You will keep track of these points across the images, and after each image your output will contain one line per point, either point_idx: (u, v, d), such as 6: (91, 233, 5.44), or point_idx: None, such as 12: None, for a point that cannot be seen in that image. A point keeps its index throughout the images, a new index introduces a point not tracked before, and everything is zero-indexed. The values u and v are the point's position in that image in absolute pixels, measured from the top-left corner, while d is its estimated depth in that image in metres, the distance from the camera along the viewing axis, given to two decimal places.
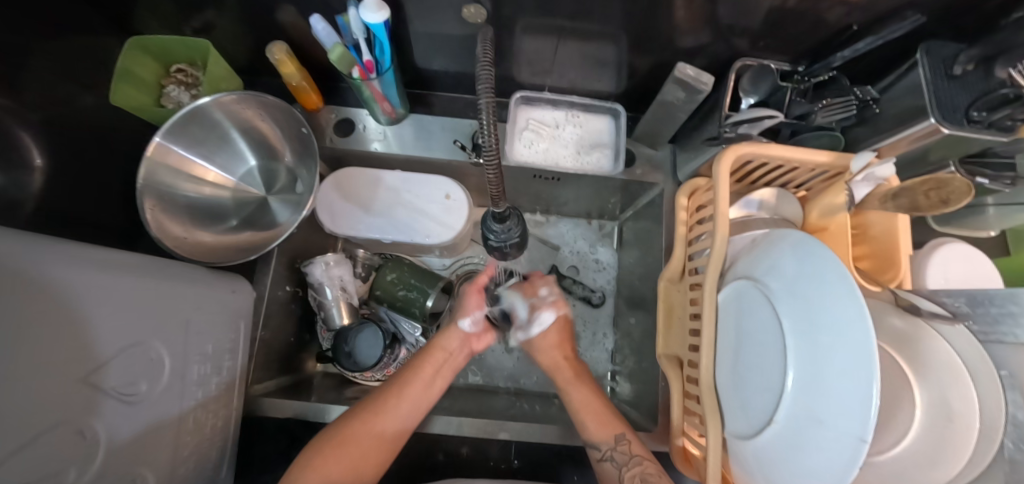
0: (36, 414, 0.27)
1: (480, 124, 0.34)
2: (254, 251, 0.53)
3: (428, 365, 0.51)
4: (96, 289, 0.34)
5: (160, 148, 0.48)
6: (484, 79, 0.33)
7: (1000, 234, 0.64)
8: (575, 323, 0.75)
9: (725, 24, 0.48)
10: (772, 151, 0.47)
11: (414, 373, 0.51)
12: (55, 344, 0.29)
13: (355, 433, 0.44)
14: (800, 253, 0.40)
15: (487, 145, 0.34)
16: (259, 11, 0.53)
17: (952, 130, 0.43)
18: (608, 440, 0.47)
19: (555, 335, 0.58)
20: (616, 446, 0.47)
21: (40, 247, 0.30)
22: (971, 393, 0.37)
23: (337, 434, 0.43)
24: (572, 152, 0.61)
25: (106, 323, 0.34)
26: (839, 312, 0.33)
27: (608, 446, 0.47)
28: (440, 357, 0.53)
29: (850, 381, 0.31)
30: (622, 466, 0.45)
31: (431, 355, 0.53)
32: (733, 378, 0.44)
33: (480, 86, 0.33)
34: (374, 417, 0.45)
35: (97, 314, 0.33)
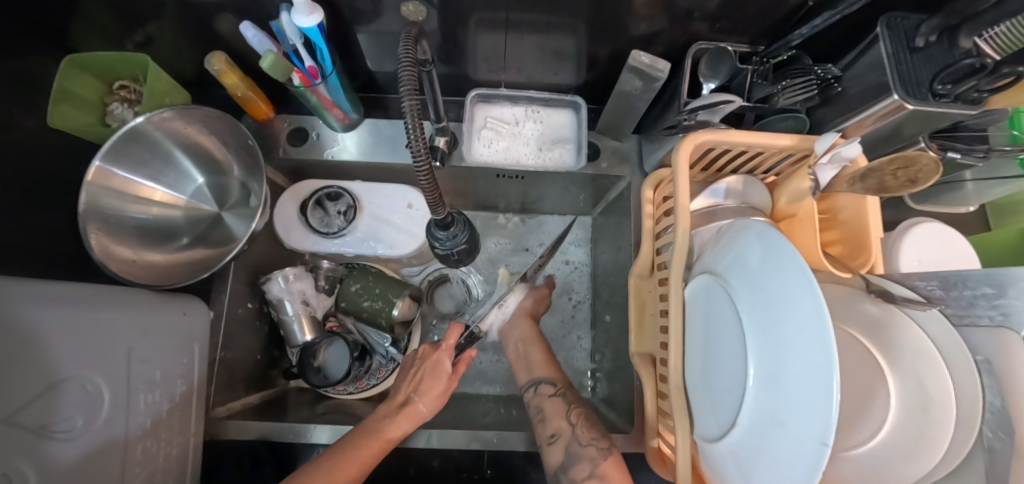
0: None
1: (406, 128, 0.32)
2: (206, 269, 0.51)
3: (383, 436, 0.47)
4: (12, 324, 0.32)
5: (100, 171, 0.46)
6: (407, 80, 0.32)
7: (979, 209, 0.63)
8: (551, 322, 0.74)
9: (677, 6, 0.45)
10: (733, 137, 0.45)
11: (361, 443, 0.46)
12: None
13: None
14: (763, 247, 0.38)
15: (417, 152, 0.32)
16: (196, 19, 0.51)
17: (917, 106, 0.41)
18: (553, 381, 0.57)
19: (529, 304, 0.65)
20: (561, 389, 0.56)
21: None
22: (947, 382, 0.36)
23: None
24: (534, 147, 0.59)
25: (29, 360, 0.32)
26: (798, 306, 0.32)
27: (559, 386, 0.56)
28: (394, 433, 0.48)
29: (810, 380, 0.29)
30: (569, 403, 0.54)
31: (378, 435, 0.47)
32: (702, 379, 0.42)
33: (404, 86, 0.32)
34: None
35: (17, 353, 0.31)
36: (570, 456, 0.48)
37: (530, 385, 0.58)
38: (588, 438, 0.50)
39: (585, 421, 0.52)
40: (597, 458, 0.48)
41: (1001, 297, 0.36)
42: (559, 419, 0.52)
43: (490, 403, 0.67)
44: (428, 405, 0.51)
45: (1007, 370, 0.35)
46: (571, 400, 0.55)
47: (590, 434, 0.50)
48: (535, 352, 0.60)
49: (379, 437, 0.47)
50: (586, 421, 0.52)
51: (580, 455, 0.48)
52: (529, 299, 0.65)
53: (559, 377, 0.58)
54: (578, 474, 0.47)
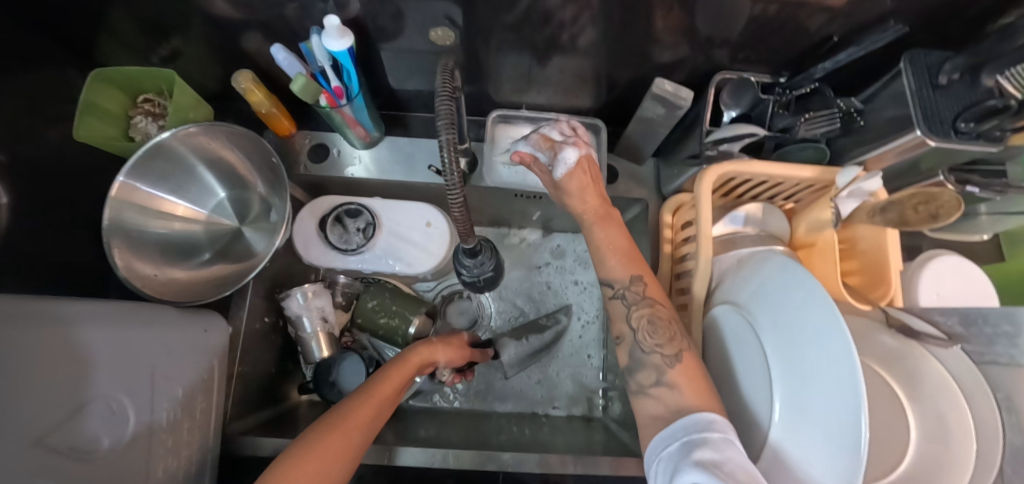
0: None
1: (440, 148, 0.32)
2: (229, 286, 0.51)
3: (408, 368, 0.49)
4: (32, 347, 0.32)
5: (125, 187, 0.46)
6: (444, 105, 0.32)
7: (993, 238, 0.63)
8: (564, 339, 0.74)
9: (701, 35, 0.46)
10: (755, 168, 0.46)
11: (392, 371, 0.47)
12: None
13: (350, 420, 0.39)
14: (787, 280, 0.38)
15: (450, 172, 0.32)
16: (225, 36, 0.52)
17: (939, 143, 0.41)
18: (623, 279, 0.42)
19: (584, 177, 0.45)
20: (629, 285, 0.42)
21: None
22: (967, 416, 0.36)
23: (316, 435, 0.36)
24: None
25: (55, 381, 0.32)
26: (823, 347, 0.32)
27: (621, 284, 0.42)
28: (413, 365, 0.50)
29: (836, 420, 0.29)
30: (631, 305, 0.42)
31: (405, 360, 0.49)
32: (726, 407, 0.42)
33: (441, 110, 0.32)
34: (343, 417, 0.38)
35: (43, 374, 0.32)
36: (634, 362, 0.40)
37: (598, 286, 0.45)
38: (652, 344, 0.40)
39: (650, 327, 0.40)
40: (663, 365, 0.38)
41: (1020, 337, 0.36)
42: (621, 322, 0.42)
43: (502, 420, 0.67)
44: (445, 353, 0.56)
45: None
46: (635, 300, 0.42)
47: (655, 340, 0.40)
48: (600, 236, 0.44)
49: (406, 362, 0.49)
50: (650, 325, 0.40)
51: (644, 361, 0.39)
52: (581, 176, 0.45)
53: (632, 270, 0.42)
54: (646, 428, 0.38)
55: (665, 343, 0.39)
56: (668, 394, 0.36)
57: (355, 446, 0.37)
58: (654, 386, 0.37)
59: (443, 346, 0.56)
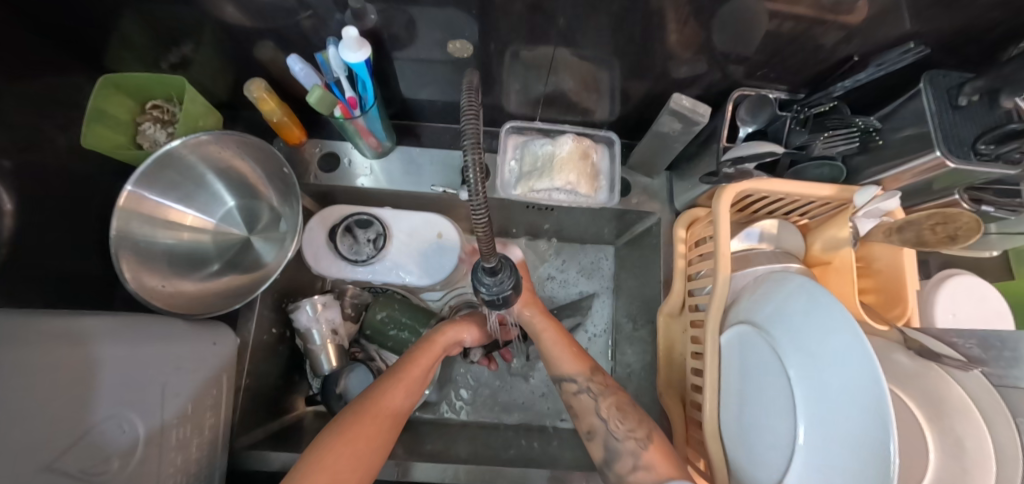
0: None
1: (464, 156, 0.30)
2: (239, 299, 0.50)
3: (433, 352, 0.49)
4: (48, 366, 0.31)
5: (133, 196, 0.45)
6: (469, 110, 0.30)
7: (1003, 255, 0.63)
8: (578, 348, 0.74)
9: (720, 51, 0.46)
10: (774, 185, 0.46)
11: (418, 354, 0.48)
12: (7, 433, 0.27)
13: (378, 405, 0.42)
14: (803, 304, 0.38)
15: (473, 181, 0.30)
16: (237, 44, 0.51)
17: (958, 164, 0.41)
18: (582, 373, 0.49)
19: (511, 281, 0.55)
20: (590, 377, 0.49)
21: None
22: (988, 443, 0.35)
23: (346, 420, 0.40)
24: (565, 181, 0.54)
25: (68, 400, 0.32)
26: (849, 373, 0.31)
27: (583, 378, 0.49)
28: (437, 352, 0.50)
29: (863, 447, 0.29)
30: (597, 397, 0.48)
31: (431, 342, 0.50)
32: (741, 429, 0.42)
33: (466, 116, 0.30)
34: (376, 400, 0.42)
35: (57, 394, 0.31)
36: (610, 452, 0.44)
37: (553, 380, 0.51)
38: (625, 431, 0.45)
39: (619, 413, 0.46)
40: (638, 449, 0.43)
41: None
42: (591, 415, 0.47)
43: (510, 433, 0.67)
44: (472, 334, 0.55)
45: None
46: (600, 391, 0.48)
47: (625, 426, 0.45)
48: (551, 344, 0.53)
49: (432, 343, 0.50)
50: (619, 412, 0.46)
51: (619, 450, 0.44)
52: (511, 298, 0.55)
53: (585, 363, 0.50)
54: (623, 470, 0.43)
55: (636, 426, 0.44)
56: (647, 476, 0.41)
57: (388, 429, 0.41)
58: (632, 473, 0.42)
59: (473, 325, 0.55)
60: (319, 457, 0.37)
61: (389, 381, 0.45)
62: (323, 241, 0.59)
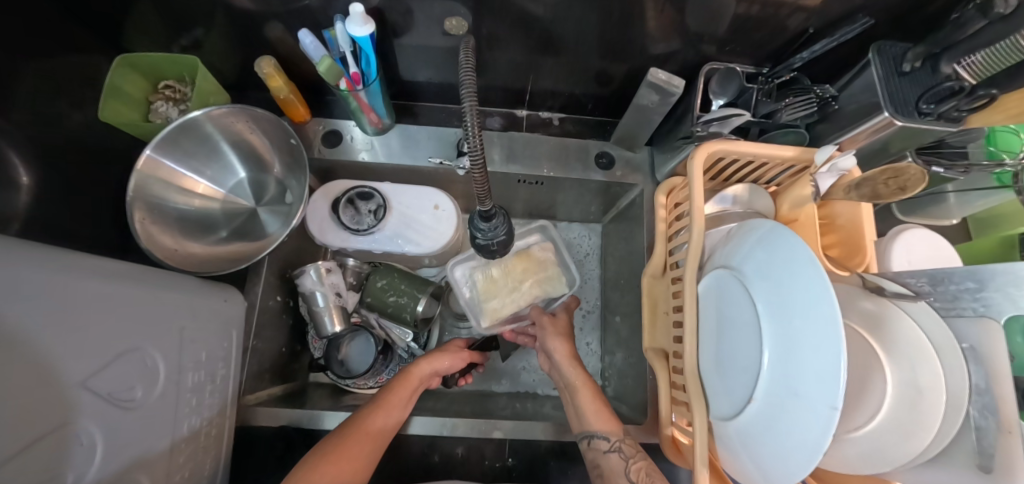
0: (25, 424, 0.27)
1: (466, 130, 0.35)
2: (246, 260, 0.54)
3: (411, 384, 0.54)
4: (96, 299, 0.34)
5: (150, 161, 0.49)
6: (468, 86, 0.36)
7: (961, 222, 0.68)
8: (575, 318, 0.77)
9: (692, 29, 0.51)
10: (741, 147, 0.50)
11: (396, 385, 0.53)
12: (51, 350, 0.30)
13: (363, 429, 0.47)
14: (768, 242, 0.42)
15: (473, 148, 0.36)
16: (247, 26, 0.55)
17: (904, 123, 0.46)
18: (615, 431, 0.48)
19: (564, 346, 0.58)
20: (622, 437, 0.48)
21: (29, 253, 0.30)
22: (938, 370, 0.40)
23: (332, 442, 0.45)
24: (530, 299, 0.63)
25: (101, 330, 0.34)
26: (806, 290, 0.36)
27: (615, 437, 0.48)
28: (414, 385, 0.54)
29: (818, 354, 0.33)
30: (629, 458, 0.46)
31: (407, 375, 0.55)
32: (715, 364, 0.46)
33: (466, 93, 0.36)
34: (365, 421, 0.48)
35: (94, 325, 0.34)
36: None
37: (583, 436, 0.50)
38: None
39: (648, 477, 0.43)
40: None
41: (984, 291, 0.41)
42: (618, 476, 0.45)
43: (507, 399, 0.70)
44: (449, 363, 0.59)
45: (990, 354, 0.39)
46: (632, 453, 0.46)
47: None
48: (586, 404, 0.52)
49: (409, 376, 0.55)
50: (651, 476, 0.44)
51: None
52: (560, 338, 0.59)
53: (616, 425, 0.50)
54: None
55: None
56: None
57: (368, 456, 0.45)
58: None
59: (447, 354, 0.59)
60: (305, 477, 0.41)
61: (372, 410, 0.49)
62: (327, 209, 0.62)
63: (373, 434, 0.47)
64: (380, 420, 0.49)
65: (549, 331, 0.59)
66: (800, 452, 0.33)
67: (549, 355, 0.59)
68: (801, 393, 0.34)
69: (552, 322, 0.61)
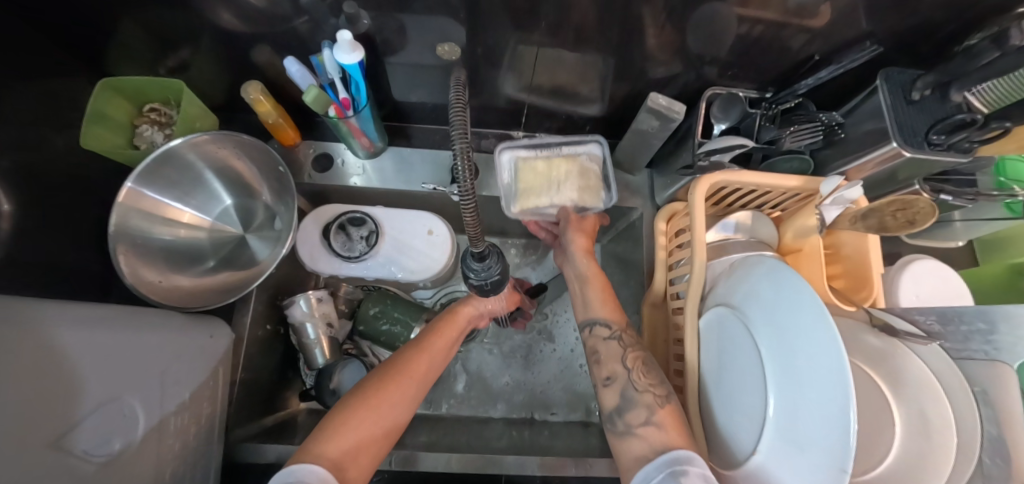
0: None
1: (455, 157, 0.32)
2: (234, 293, 0.52)
3: (456, 324, 0.54)
4: (40, 350, 0.32)
5: (132, 193, 0.47)
6: (458, 117, 0.33)
7: (967, 245, 0.67)
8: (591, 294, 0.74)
9: (693, 53, 0.49)
10: (744, 177, 0.49)
11: (442, 326, 0.53)
12: None
13: (408, 365, 0.47)
14: (775, 281, 0.40)
15: (463, 179, 0.33)
16: (234, 48, 0.53)
17: (914, 153, 0.45)
18: (618, 322, 0.50)
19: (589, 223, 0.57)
20: (624, 328, 0.49)
21: None
22: (948, 414, 0.38)
23: (375, 376, 0.46)
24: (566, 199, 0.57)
25: None
26: (814, 339, 0.34)
27: (617, 327, 0.49)
28: (459, 325, 0.54)
29: (827, 411, 0.31)
30: (626, 346, 0.48)
31: (454, 315, 0.54)
32: (719, 406, 0.44)
33: (455, 121, 0.32)
34: (411, 357, 0.48)
35: None
36: (626, 400, 0.44)
37: (585, 323, 0.51)
38: (645, 384, 0.44)
39: (644, 367, 0.46)
40: (654, 404, 0.42)
41: (995, 333, 0.40)
42: (615, 362, 0.47)
43: (504, 426, 0.68)
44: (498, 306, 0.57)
45: (1003, 401, 0.38)
46: (631, 342, 0.48)
47: (648, 381, 0.45)
48: (593, 295, 0.52)
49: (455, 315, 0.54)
50: (644, 368, 0.46)
51: (635, 401, 0.43)
52: (580, 235, 0.55)
53: (621, 317, 0.50)
54: (634, 419, 0.42)
55: (659, 386, 0.44)
56: (653, 433, 0.40)
57: (411, 388, 0.46)
58: (641, 425, 0.41)
59: (499, 299, 0.57)
60: (352, 408, 0.42)
61: (418, 347, 0.50)
62: (319, 236, 0.60)
63: (414, 375, 0.47)
64: (422, 365, 0.48)
65: (571, 226, 0.56)
66: None
67: (564, 249, 0.57)
68: (810, 449, 0.32)
69: (578, 220, 0.57)
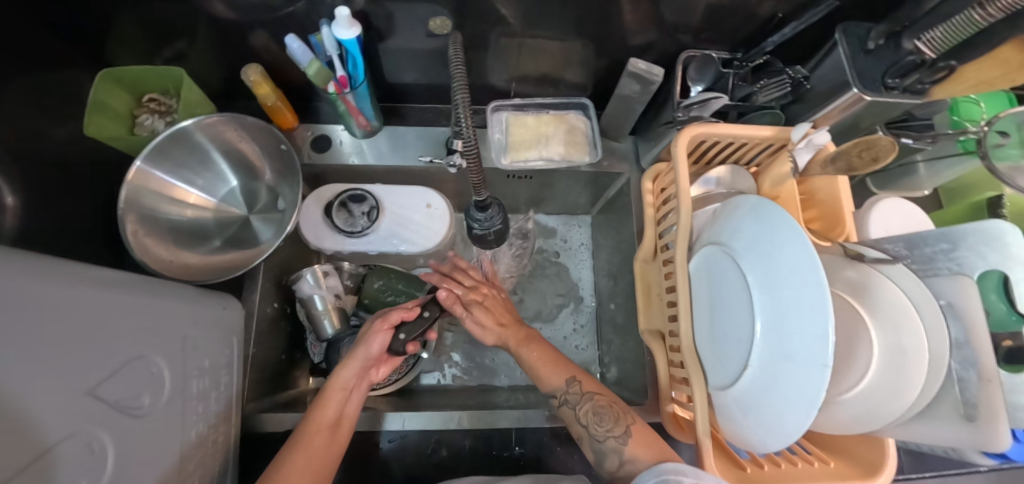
0: (43, 428, 0.27)
1: (461, 127, 0.37)
2: (243, 266, 0.54)
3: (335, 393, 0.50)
4: None
5: (141, 173, 0.49)
6: (460, 85, 0.37)
7: (933, 193, 0.72)
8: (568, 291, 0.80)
9: (669, 20, 0.53)
10: (722, 129, 0.52)
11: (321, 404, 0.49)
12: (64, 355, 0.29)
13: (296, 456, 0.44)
14: (757, 215, 0.43)
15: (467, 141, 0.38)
16: (231, 34, 0.55)
17: (873, 98, 0.49)
18: (562, 385, 0.53)
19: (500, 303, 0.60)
20: (568, 389, 0.53)
21: (34, 261, 0.30)
22: (919, 325, 0.42)
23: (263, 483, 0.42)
24: (555, 154, 0.63)
25: (110, 336, 0.34)
26: (794, 259, 0.37)
27: (562, 390, 0.53)
28: (339, 393, 0.50)
29: (808, 320, 0.34)
30: (576, 406, 0.51)
31: (331, 386, 0.50)
32: (710, 337, 0.47)
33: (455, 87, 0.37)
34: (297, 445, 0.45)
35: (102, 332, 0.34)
36: (598, 453, 0.48)
37: (547, 392, 0.54)
38: (604, 432, 0.49)
39: (596, 417, 0.50)
40: (619, 446, 0.47)
41: (957, 250, 0.44)
42: (576, 423, 0.51)
43: (509, 392, 0.70)
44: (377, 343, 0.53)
45: (966, 311, 0.41)
46: (580, 396, 0.52)
47: (604, 427, 0.49)
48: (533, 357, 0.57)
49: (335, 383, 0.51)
50: (596, 415, 0.50)
51: (604, 450, 0.48)
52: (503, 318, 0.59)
53: (564, 372, 0.54)
54: (611, 466, 0.47)
55: (614, 426, 0.48)
56: (634, 466, 0.45)
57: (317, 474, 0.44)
58: (619, 471, 0.46)
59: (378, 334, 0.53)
60: None
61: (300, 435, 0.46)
62: (323, 212, 0.62)
63: (312, 461, 0.44)
64: (300, 462, 0.44)
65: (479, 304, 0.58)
66: (794, 414, 0.35)
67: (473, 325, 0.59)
68: (795, 358, 0.35)
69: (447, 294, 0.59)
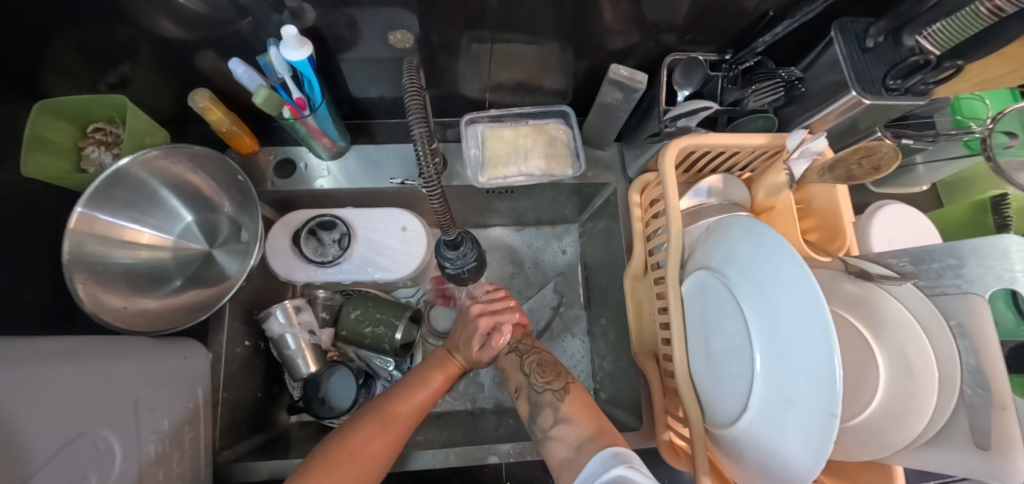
0: None
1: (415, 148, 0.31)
2: (205, 309, 0.50)
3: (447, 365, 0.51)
4: None
5: (83, 218, 0.44)
6: (414, 105, 0.33)
7: (931, 188, 0.69)
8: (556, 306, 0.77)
9: (651, 22, 0.48)
10: (711, 139, 0.48)
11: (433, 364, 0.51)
12: None
13: (389, 408, 0.45)
14: (753, 237, 0.40)
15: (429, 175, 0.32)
16: (175, 57, 0.50)
17: (873, 101, 0.45)
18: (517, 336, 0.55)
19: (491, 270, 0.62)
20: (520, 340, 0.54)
21: None
22: (928, 348, 0.38)
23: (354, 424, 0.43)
24: (537, 169, 0.60)
25: (44, 417, 0.31)
26: (792, 292, 0.34)
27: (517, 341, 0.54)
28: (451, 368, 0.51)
29: (812, 359, 0.31)
30: (523, 354, 0.52)
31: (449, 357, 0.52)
32: (707, 366, 0.44)
33: (413, 115, 0.32)
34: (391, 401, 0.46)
35: (33, 415, 0.30)
36: (535, 407, 0.47)
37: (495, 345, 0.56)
38: (544, 383, 0.49)
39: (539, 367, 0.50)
40: (556, 400, 0.46)
41: (965, 267, 0.40)
42: (517, 373, 0.51)
43: (498, 416, 0.67)
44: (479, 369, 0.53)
45: (977, 331, 0.38)
46: (527, 351, 0.53)
47: (545, 379, 0.49)
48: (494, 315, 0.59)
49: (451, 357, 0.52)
50: (540, 368, 0.50)
51: (540, 403, 0.47)
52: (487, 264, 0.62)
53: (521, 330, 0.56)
54: (545, 420, 0.46)
55: (554, 380, 0.49)
56: (566, 430, 0.43)
57: (391, 441, 0.43)
58: (554, 426, 0.44)
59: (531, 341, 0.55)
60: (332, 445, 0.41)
61: (400, 390, 0.47)
62: (291, 241, 0.58)
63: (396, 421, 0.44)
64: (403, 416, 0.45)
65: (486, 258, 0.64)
66: (801, 463, 0.32)
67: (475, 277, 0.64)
68: (800, 402, 0.32)
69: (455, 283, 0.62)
